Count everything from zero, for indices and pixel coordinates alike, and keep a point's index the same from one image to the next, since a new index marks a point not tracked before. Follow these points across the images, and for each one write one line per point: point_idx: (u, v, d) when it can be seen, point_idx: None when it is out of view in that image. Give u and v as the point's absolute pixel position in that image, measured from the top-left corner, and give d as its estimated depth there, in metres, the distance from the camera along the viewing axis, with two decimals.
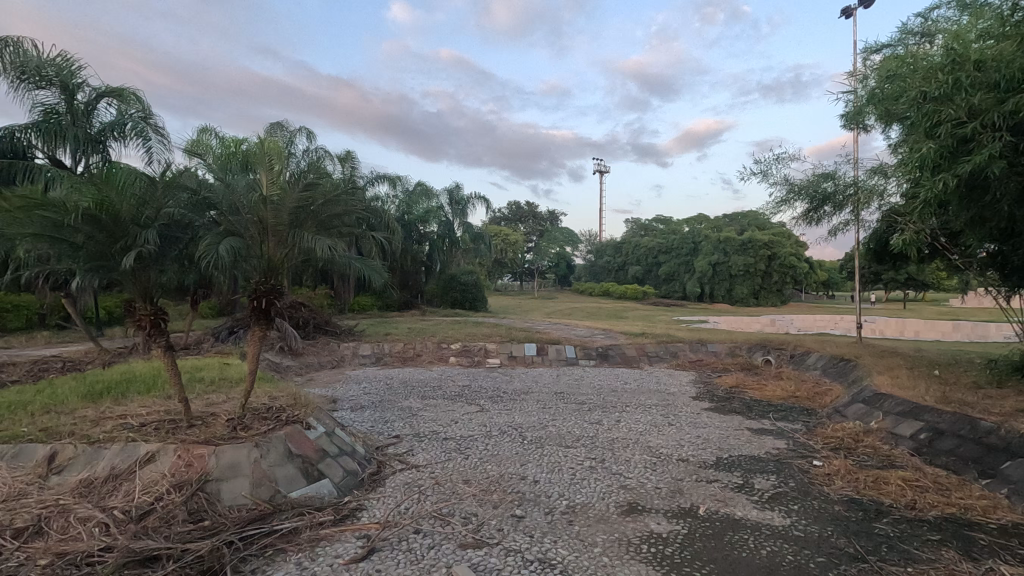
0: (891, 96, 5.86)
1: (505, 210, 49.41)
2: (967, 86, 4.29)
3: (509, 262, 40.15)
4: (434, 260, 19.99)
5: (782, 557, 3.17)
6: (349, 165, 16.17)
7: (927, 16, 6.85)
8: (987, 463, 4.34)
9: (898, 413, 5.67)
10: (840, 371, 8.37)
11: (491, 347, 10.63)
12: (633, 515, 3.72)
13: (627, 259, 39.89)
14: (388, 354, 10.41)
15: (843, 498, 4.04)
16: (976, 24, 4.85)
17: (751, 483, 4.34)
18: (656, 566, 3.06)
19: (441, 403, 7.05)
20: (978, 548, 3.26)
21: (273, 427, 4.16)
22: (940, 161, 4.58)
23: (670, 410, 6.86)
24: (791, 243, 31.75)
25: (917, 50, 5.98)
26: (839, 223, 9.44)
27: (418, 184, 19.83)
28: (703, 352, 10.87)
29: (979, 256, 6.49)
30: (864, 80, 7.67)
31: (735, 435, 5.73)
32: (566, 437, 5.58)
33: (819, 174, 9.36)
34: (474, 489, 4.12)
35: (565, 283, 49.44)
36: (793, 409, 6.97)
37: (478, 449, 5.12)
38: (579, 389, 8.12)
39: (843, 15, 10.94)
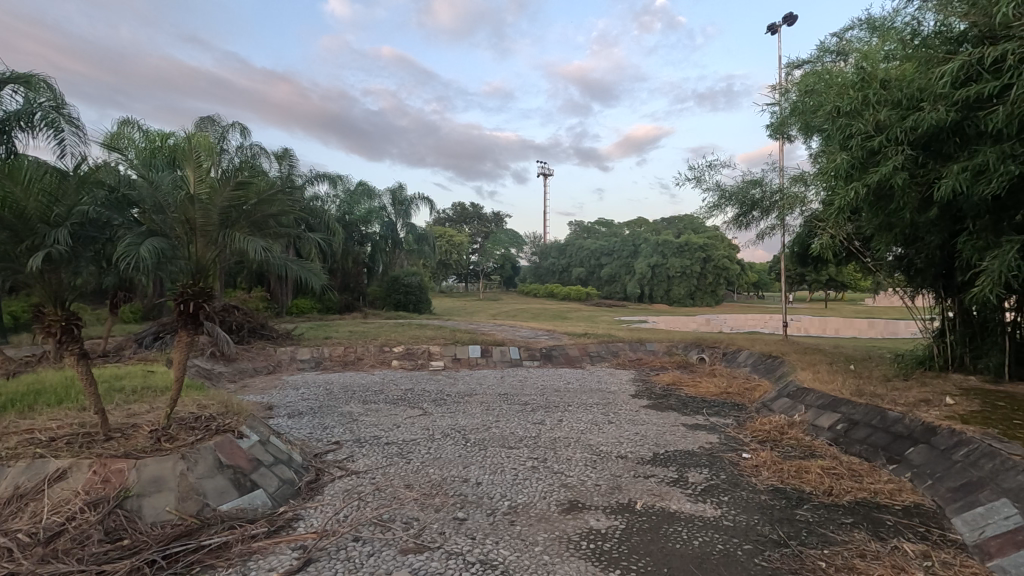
0: (811, 108, 6.27)
1: (449, 211, 49.09)
2: (874, 103, 4.66)
3: (454, 264, 39.96)
4: (377, 261, 19.70)
5: (713, 547, 3.32)
6: (286, 164, 15.60)
7: (841, 36, 7.40)
8: (894, 450, 4.71)
9: (819, 406, 6.07)
10: (767, 367, 8.84)
11: (434, 349, 10.53)
12: (573, 513, 3.79)
13: (571, 261, 40.53)
14: (328, 358, 10.11)
15: (768, 488, 4.28)
16: (883, 46, 5.28)
17: (685, 477, 4.52)
18: (595, 562, 3.12)
19: (384, 407, 6.91)
20: (885, 528, 3.54)
21: (201, 438, 3.96)
22: (852, 171, 4.95)
23: (611, 408, 7.04)
24: (724, 246, 33.39)
25: (833, 67, 6.44)
26: (766, 228, 10.01)
27: (359, 184, 19.40)
28: (642, 351, 11.21)
29: (889, 259, 7.05)
30: (786, 93, 8.20)
31: (671, 431, 5.95)
32: (509, 438, 5.62)
33: (748, 181, 9.90)
34: (415, 493, 4.07)
35: (510, 283, 49.79)
36: (725, 405, 7.32)
37: (420, 453, 5.06)
38: (523, 389, 8.18)
39: (770, 30, 11.58)
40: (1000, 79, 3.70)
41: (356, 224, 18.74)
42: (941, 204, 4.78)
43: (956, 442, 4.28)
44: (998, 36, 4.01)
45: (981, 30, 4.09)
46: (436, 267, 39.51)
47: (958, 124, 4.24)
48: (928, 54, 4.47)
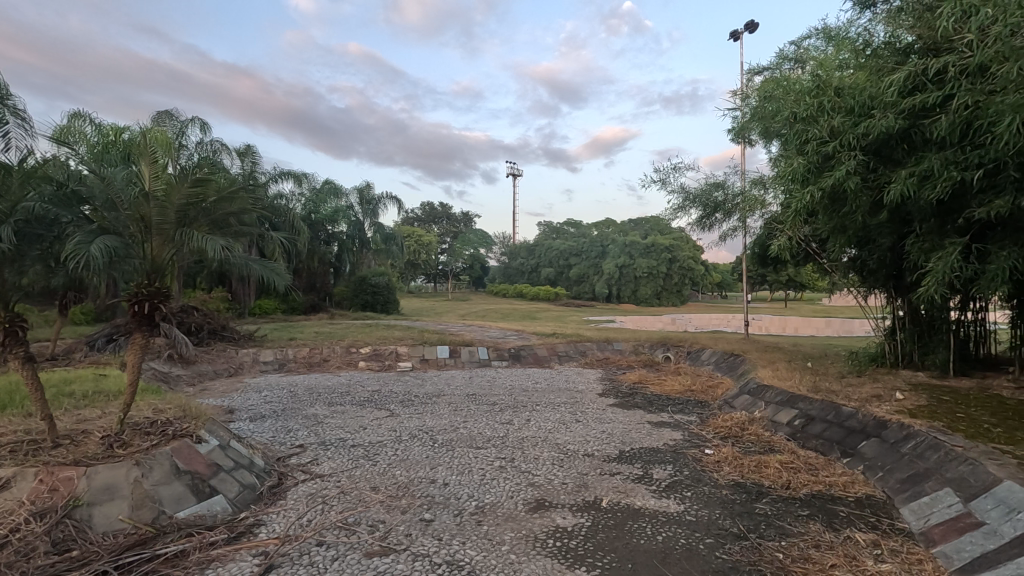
0: (769, 114, 6.47)
1: (418, 211, 48.71)
2: (829, 109, 4.87)
3: (423, 264, 39.67)
4: (344, 261, 19.39)
5: (676, 541, 3.39)
6: (249, 160, 15.21)
7: (799, 45, 7.66)
8: (847, 443, 4.90)
9: (778, 402, 6.27)
10: (730, 365, 9.07)
11: (402, 350, 10.42)
12: (540, 511, 3.81)
13: (540, 261, 40.70)
14: (292, 359, 9.90)
15: (729, 483, 4.40)
16: (839, 55, 5.49)
17: (650, 473, 4.60)
18: (561, 559, 3.15)
19: (350, 409, 6.81)
20: (839, 519, 3.68)
21: (157, 443, 3.83)
22: (808, 175, 5.15)
23: (578, 407, 7.12)
24: (689, 247, 34.20)
25: (791, 74, 6.67)
26: (729, 229, 10.27)
27: (325, 182, 19.01)
28: (610, 350, 11.35)
29: (843, 260, 7.33)
30: (747, 98, 8.45)
31: (636, 429, 6.05)
32: (477, 438, 5.61)
33: (711, 183, 10.15)
34: (381, 495, 4.03)
35: (479, 284, 49.75)
36: (689, 402, 7.48)
37: (386, 455, 5.01)
38: (491, 390, 8.18)
39: (732, 37, 11.90)
40: (943, 90, 3.89)
41: (323, 223, 18.39)
42: (890, 208, 5.00)
43: (904, 435, 4.48)
44: (941, 48, 4.21)
45: (926, 42, 4.30)
46: (404, 267, 39.12)
47: (905, 131, 4.44)
48: (878, 63, 4.66)
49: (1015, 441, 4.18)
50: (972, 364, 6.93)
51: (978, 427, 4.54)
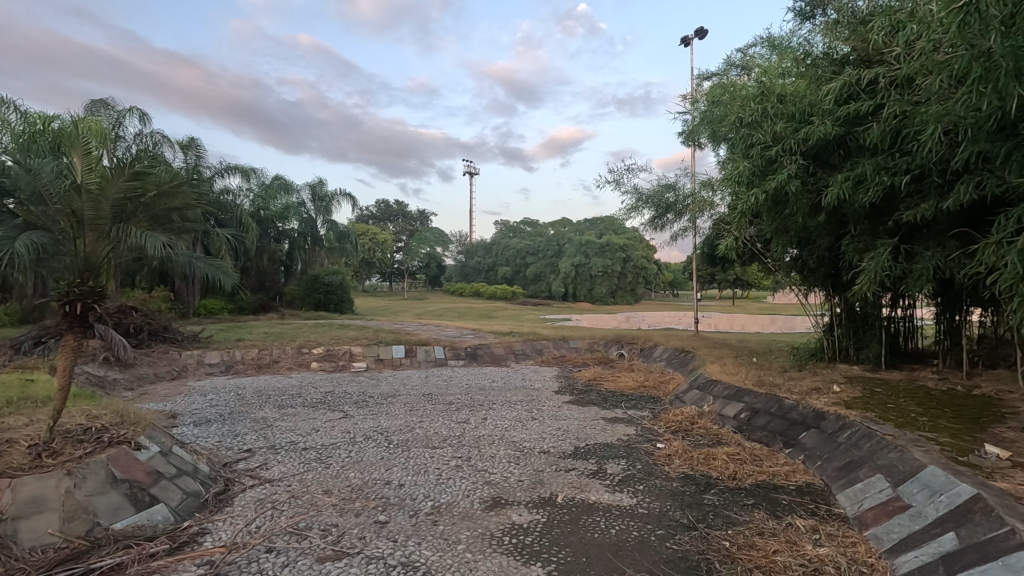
0: (717, 118, 6.70)
1: (373, 209, 47.83)
2: (772, 115, 5.09)
3: (377, 262, 38.98)
4: (295, 260, 18.92)
5: (629, 534, 3.47)
6: (193, 154, 14.54)
7: (745, 52, 7.97)
8: (790, 435, 5.14)
9: (725, 397, 6.51)
10: (681, 361, 9.34)
11: (356, 350, 10.21)
12: (496, 509, 3.82)
13: (497, 260, 40.70)
14: (239, 361, 9.56)
15: (680, 475, 4.54)
16: (781, 63, 5.74)
17: (604, 468, 4.69)
18: (516, 556, 3.17)
19: (301, 412, 6.63)
20: (781, 507, 3.86)
21: (91, 452, 3.62)
22: (753, 177, 5.37)
23: (534, 405, 7.18)
24: (642, 247, 35.03)
25: (737, 81, 6.93)
26: (680, 229, 10.58)
27: (275, 178, 18.41)
28: (566, 348, 11.48)
29: (786, 260, 7.68)
30: (696, 102, 8.72)
31: (591, 425, 6.16)
32: (433, 438, 5.56)
33: (663, 185, 10.43)
34: (334, 498, 3.95)
35: (436, 283, 49.35)
36: (642, 398, 7.67)
37: (340, 457, 4.90)
38: (448, 389, 8.12)
39: (683, 43, 12.26)
40: (875, 99, 4.13)
41: (272, 220, 17.81)
42: (828, 210, 5.26)
43: (841, 426, 4.73)
44: (873, 60, 4.47)
45: (860, 54, 4.56)
46: (359, 265, 38.36)
47: (842, 138, 4.68)
48: (816, 73, 4.90)
49: (939, 429, 4.49)
50: (901, 358, 7.40)
51: (906, 417, 4.85)
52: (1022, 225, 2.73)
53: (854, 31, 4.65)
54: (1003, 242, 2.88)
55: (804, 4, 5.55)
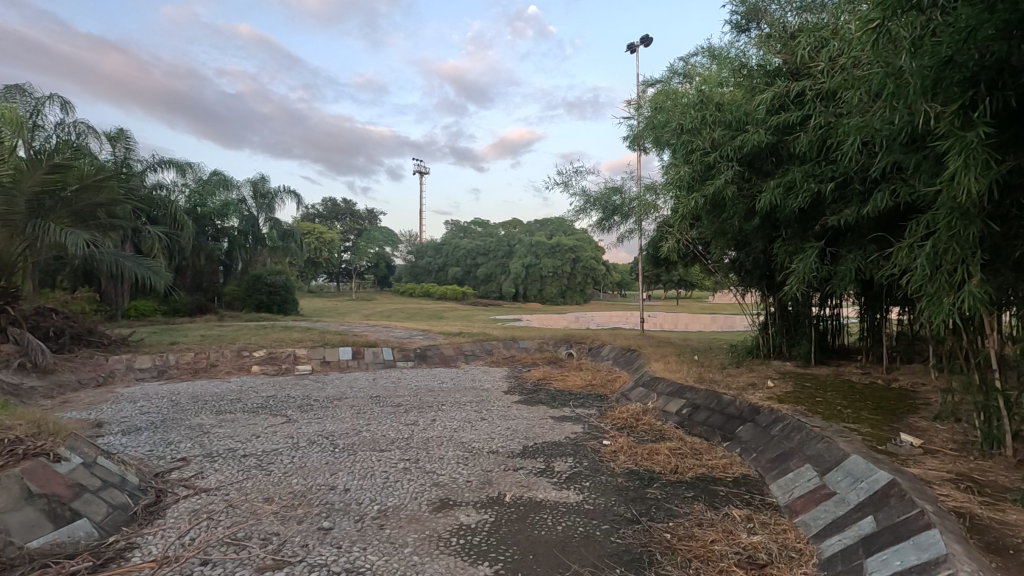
0: (660, 124, 6.92)
1: (319, 207, 46.48)
2: (710, 123, 5.32)
3: (324, 262, 37.90)
4: (235, 259, 18.16)
5: (575, 530, 3.54)
6: (122, 146, 13.69)
7: (686, 61, 8.27)
8: (727, 429, 5.37)
9: (668, 394, 6.73)
10: (627, 360, 9.58)
11: (300, 353, 9.90)
12: (444, 510, 3.80)
13: (447, 260, 40.43)
14: (174, 366, 9.08)
15: (624, 471, 4.66)
16: (719, 73, 5.99)
17: (551, 466, 4.76)
18: (464, 556, 3.17)
19: (241, 417, 6.37)
20: (719, 498, 4.03)
21: (2, 465, 3.34)
22: (694, 182, 5.60)
23: (484, 405, 7.18)
24: (591, 248, 35.72)
25: (679, 89, 7.19)
26: (626, 231, 10.84)
27: (213, 173, 17.59)
28: (515, 348, 11.55)
29: (725, 261, 8.02)
30: (641, 108, 8.97)
31: (540, 424, 6.23)
32: (379, 441, 5.47)
33: (610, 188, 10.66)
34: (275, 506, 3.82)
35: (385, 283, 48.52)
36: (590, 396, 7.82)
37: (282, 463, 4.75)
38: (396, 391, 7.99)
39: (629, 50, 12.58)
40: (802, 111, 4.39)
41: (210, 217, 16.98)
42: (761, 215, 5.54)
43: (774, 419, 4.99)
44: (801, 73, 4.73)
45: (789, 67, 4.82)
46: (304, 265, 37.20)
47: (774, 146, 4.94)
48: (750, 83, 5.14)
49: (861, 420, 4.82)
50: (829, 354, 7.88)
51: (832, 409, 5.17)
52: (928, 230, 2.95)
53: (783, 45, 4.91)
54: (913, 246, 3.10)
55: (739, 17, 5.77)
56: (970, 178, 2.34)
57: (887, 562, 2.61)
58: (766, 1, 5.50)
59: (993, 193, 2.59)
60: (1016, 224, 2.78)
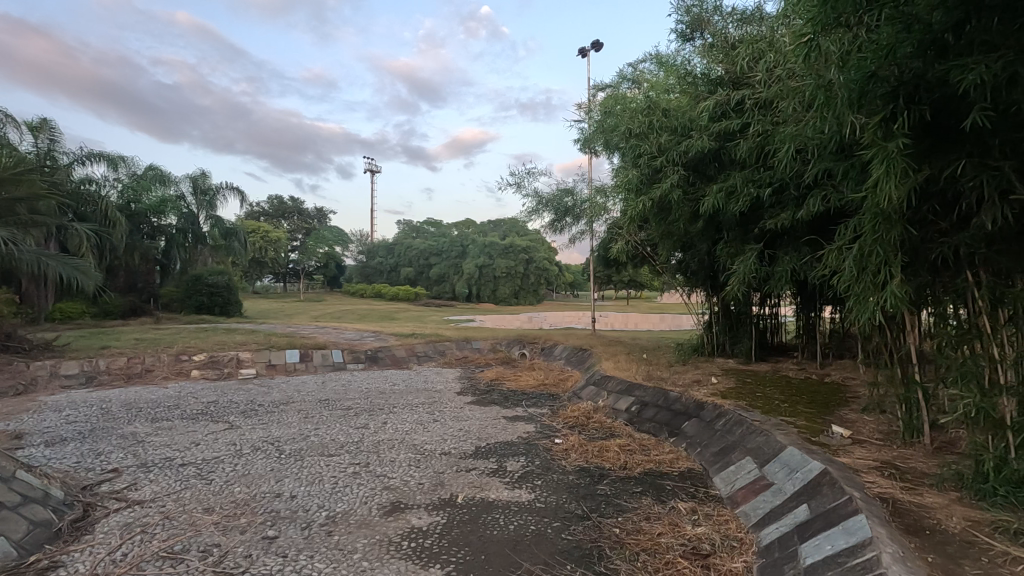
0: (610, 128, 7.05)
1: (264, 205, 44.83)
2: (657, 128, 5.50)
3: (269, 262, 36.59)
4: (173, 258, 17.28)
5: (527, 528, 3.56)
6: (45, 137, 12.77)
7: (635, 67, 8.48)
8: (674, 424, 5.55)
9: (618, 391, 6.88)
10: (578, 359, 9.73)
11: (244, 356, 9.53)
12: (395, 514, 3.75)
13: (399, 261, 39.87)
14: (104, 371, 8.55)
15: (576, 468, 4.73)
16: (666, 80, 6.18)
17: (504, 466, 4.78)
18: (415, 560, 3.14)
19: (179, 424, 6.07)
20: (666, 492, 4.15)
21: None
22: (642, 185, 5.76)
23: (436, 406, 7.14)
24: (544, 249, 36.08)
25: (627, 94, 7.37)
26: (577, 232, 11.01)
27: (149, 168, 16.67)
28: (468, 349, 11.53)
29: (672, 262, 8.28)
30: (591, 112, 9.14)
31: (492, 424, 6.24)
32: (328, 445, 5.34)
33: (562, 189, 10.80)
34: (216, 516, 3.67)
35: (335, 284, 47.34)
36: (542, 396, 7.90)
37: (224, 471, 4.56)
38: (346, 394, 7.82)
39: (580, 54, 12.80)
40: (742, 119, 4.60)
41: (146, 214, 16.10)
42: (705, 218, 5.75)
43: (717, 414, 5.19)
44: (741, 83, 4.94)
45: (730, 76, 5.03)
46: (249, 265, 35.83)
47: (717, 152, 5.15)
48: (695, 91, 5.33)
49: (796, 413, 5.08)
50: (768, 351, 8.28)
51: (770, 404, 5.43)
52: (855, 234, 3.15)
53: (725, 55, 5.12)
54: (843, 248, 3.29)
55: (684, 26, 5.89)
56: (891, 186, 2.50)
57: (819, 547, 2.76)
58: (709, 12, 5.67)
59: (912, 200, 2.79)
60: (931, 228, 3.01)
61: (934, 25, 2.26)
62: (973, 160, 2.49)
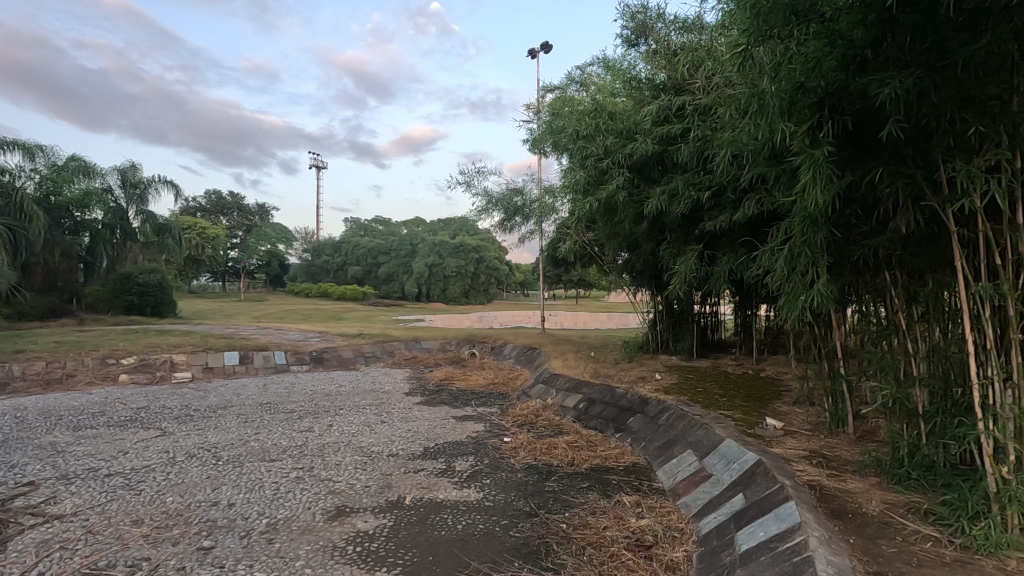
0: (558, 129, 7.15)
1: (201, 200, 42.70)
2: (604, 130, 5.66)
3: (207, 259, 34.89)
4: (98, 255, 16.19)
5: (475, 527, 3.56)
6: None
7: (582, 70, 8.63)
8: (619, 420, 5.69)
9: (566, 389, 6.99)
10: (528, 358, 9.80)
11: (178, 359, 9.05)
12: (340, 518, 3.66)
13: (346, 259, 38.91)
14: (18, 377, 7.90)
15: (524, 466, 4.77)
16: (612, 84, 6.32)
17: (452, 466, 4.75)
18: (360, 564, 3.08)
19: (105, 432, 5.70)
20: (612, 486, 4.25)
21: None
22: (589, 186, 5.90)
23: (383, 408, 7.02)
24: (494, 248, 36.13)
25: (575, 96, 7.51)
26: (527, 232, 11.09)
27: (70, 158, 15.56)
28: (417, 349, 11.39)
29: (618, 262, 8.49)
30: (540, 113, 9.23)
31: (441, 424, 6.20)
32: (269, 450, 5.15)
33: (511, 189, 10.85)
34: (146, 528, 3.47)
35: (278, 283, 45.68)
36: (491, 395, 7.91)
37: (155, 480, 4.31)
38: (289, 397, 7.56)
39: (530, 55, 12.89)
40: (683, 123, 4.78)
41: (68, 208, 15.01)
42: (649, 220, 5.93)
43: (660, 409, 5.35)
44: (681, 89, 5.12)
45: (672, 82, 5.20)
46: (184, 263, 34.05)
47: (660, 156, 5.32)
48: (639, 95, 5.49)
49: (734, 407, 5.32)
50: (708, 348, 8.62)
51: (710, 398, 5.65)
52: (786, 236, 3.32)
53: (668, 62, 5.27)
54: (775, 250, 3.47)
55: (629, 32, 6.03)
56: (817, 191, 2.65)
57: (753, 534, 2.90)
58: (653, 19, 5.80)
59: (836, 205, 2.96)
60: (854, 232, 3.21)
61: (855, 41, 2.42)
62: (889, 168, 2.68)
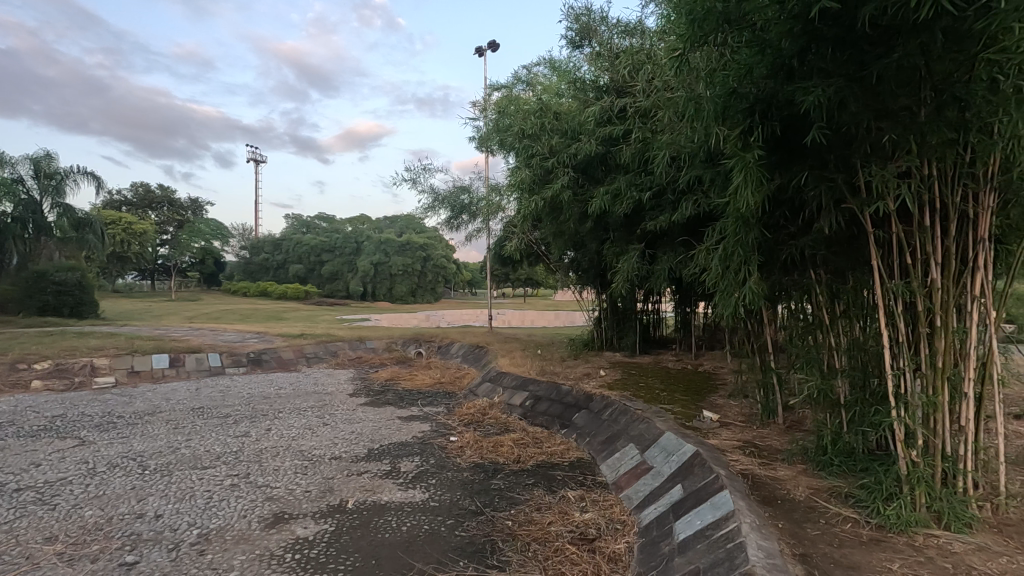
0: (505, 128, 7.16)
1: (127, 194, 40.05)
2: (548, 130, 5.75)
3: (133, 257, 32.75)
4: (7, 252, 14.86)
5: (420, 528, 3.52)
6: None
7: (528, 70, 8.69)
8: (565, 417, 5.77)
9: (512, 387, 7.01)
10: (475, 356, 9.77)
11: (99, 363, 8.45)
12: (278, 526, 3.53)
13: (287, 257, 37.53)
14: None
15: (470, 465, 4.75)
16: (557, 84, 6.40)
17: (397, 467, 4.67)
18: (298, 572, 2.97)
19: (14, 444, 5.24)
20: (557, 482, 4.31)
21: None
22: (534, 185, 5.98)
23: (326, 410, 6.81)
24: (441, 246, 35.82)
25: (520, 95, 7.55)
26: (474, 230, 11.05)
27: None
28: (362, 349, 11.14)
29: (564, 261, 8.61)
30: (486, 111, 9.22)
31: (386, 425, 6.08)
32: (202, 457, 4.89)
33: (458, 187, 10.78)
34: (61, 545, 3.22)
35: (213, 282, 43.47)
36: (438, 394, 7.83)
37: (72, 494, 4.00)
38: (225, 401, 7.22)
39: (477, 53, 12.83)
40: (624, 124, 4.90)
41: None
42: (593, 219, 6.05)
43: (604, 405, 5.47)
44: (623, 91, 5.25)
45: (613, 85, 5.32)
46: (108, 261, 31.84)
47: (602, 156, 5.44)
48: (582, 96, 5.60)
49: (673, 401, 5.50)
50: (650, 344, 8.86)
51: (651, 393, 5.82)
52: (721, 235, 3.45)
53: (610, 64, 5.38)
54: (711, 249, 3.60)
55: (574, 34, 6.19)
56: (749, 192, 2.77)
57: (690, 523, 3.01)
58: (596, 22, 5.94)
59: (766, 206, 3.11)
60: (783, 232, 3.38)
61: (783, 51, 2.53)
62: (814, 172, 2.84)
